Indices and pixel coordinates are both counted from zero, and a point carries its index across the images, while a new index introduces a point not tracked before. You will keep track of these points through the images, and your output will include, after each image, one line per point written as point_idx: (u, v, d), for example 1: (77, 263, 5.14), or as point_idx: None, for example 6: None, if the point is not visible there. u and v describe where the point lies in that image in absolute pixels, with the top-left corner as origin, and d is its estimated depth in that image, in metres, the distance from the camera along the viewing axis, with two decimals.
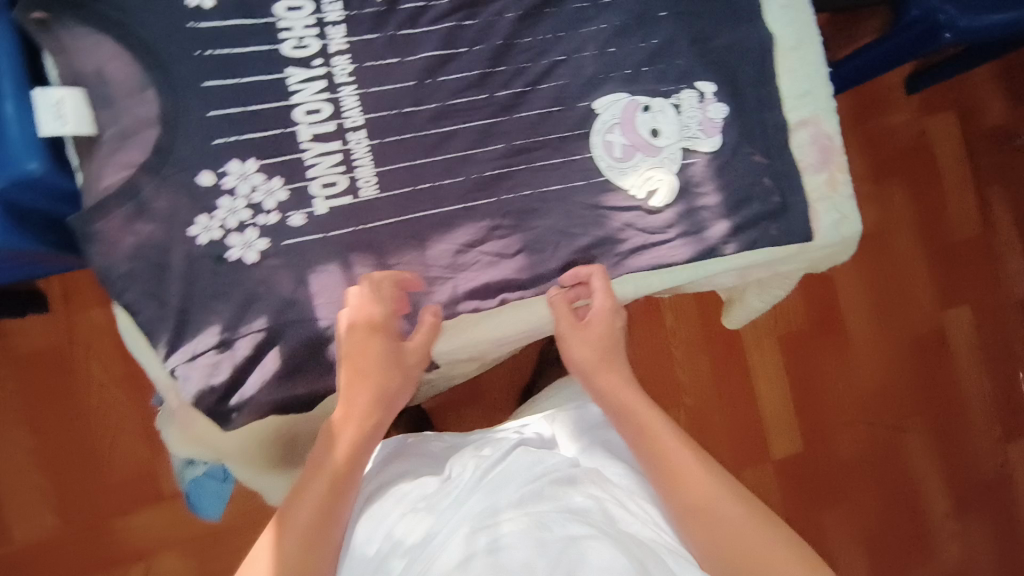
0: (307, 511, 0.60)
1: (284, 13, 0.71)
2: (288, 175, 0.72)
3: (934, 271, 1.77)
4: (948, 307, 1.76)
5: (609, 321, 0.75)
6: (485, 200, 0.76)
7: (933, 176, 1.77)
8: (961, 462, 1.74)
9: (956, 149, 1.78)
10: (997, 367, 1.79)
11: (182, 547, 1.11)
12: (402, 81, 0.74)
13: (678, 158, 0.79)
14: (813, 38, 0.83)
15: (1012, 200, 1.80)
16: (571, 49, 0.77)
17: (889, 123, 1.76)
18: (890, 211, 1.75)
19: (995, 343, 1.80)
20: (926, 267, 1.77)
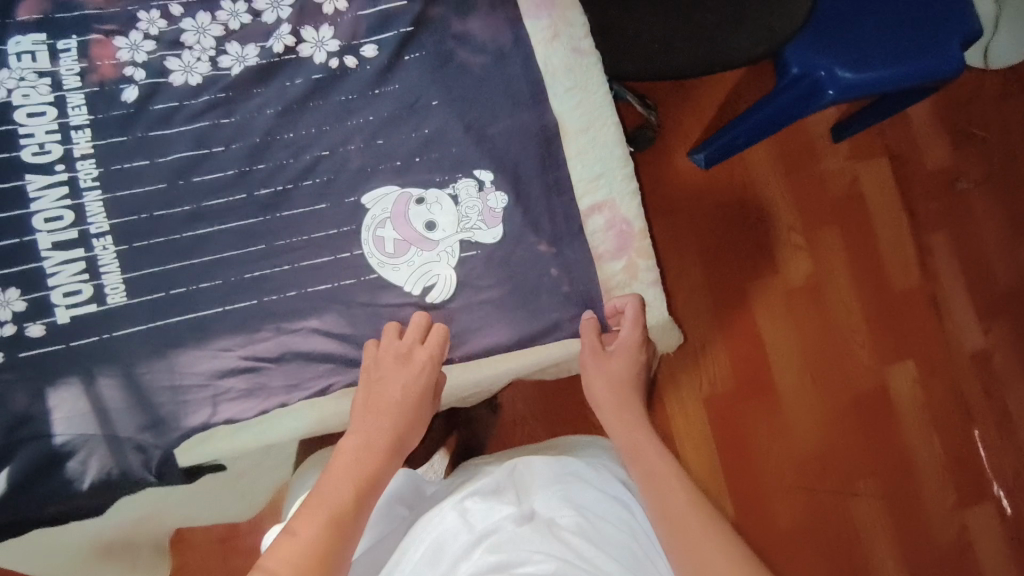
0: (326, 515, 0.58)
1: (25, 120, 0.69)
2: (25, 285, 0.68)
3: (873, 322, 1.47)
4: (890, 361, 1.46)
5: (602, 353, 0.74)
6: (245, 304, 0.71)
7: (863, 222, 1.50)
8: (914, 540, 1.41)
9: (888, 196, 1.52)
10: (952, 435, 1.47)
11: None
12: (153, 183, 0.71)
13: (456, 250, 0.73)
14: (605, 120, 0.80)
15: (952, 248, 1.53)
16: (335, 142, 0.73)
17: (818, 170, 1.50)
18: (817, 256, 1.47)
19: (953, 411, 1.48)
20: (862, 319, 1.47)
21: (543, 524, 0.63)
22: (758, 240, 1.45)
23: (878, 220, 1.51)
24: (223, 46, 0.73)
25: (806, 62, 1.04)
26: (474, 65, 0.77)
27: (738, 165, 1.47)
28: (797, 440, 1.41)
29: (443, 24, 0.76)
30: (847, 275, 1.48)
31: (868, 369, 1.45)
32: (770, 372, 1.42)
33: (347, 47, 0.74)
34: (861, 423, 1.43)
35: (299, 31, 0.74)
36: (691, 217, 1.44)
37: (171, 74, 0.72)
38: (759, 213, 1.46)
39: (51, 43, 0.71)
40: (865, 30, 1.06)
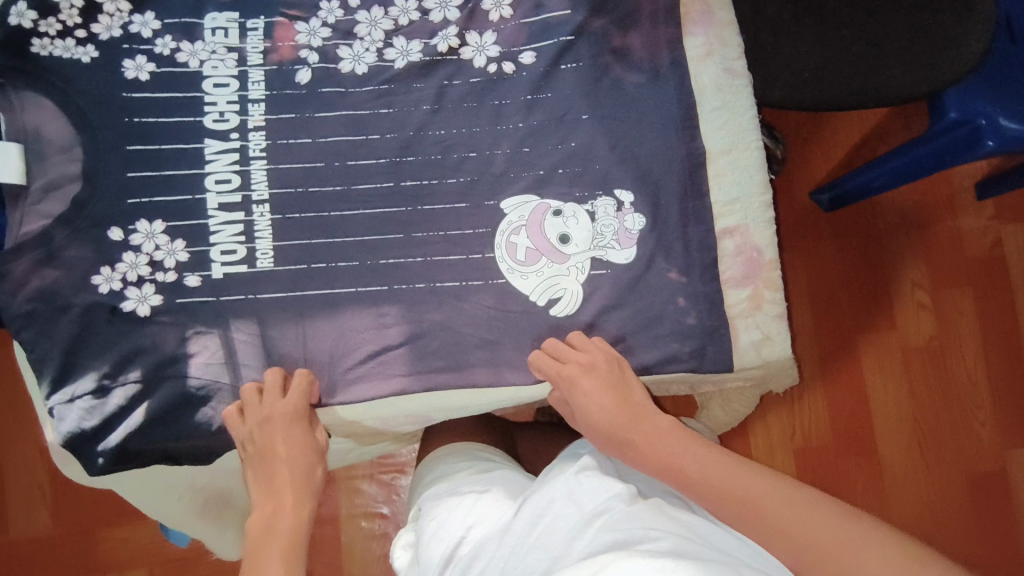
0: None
1: (211, 89, 0.76)
2: (191, 239, 0.75)
3: (998, 399, 1.35)
4: (1013, 444, 1.33)
5: (585, 366, 0.70)
6: (375, 287, 0.75)
7: (1000, 290, 1.38)
8: None
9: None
10: None
11: (150, 566, 1.12)
12: (312, 160, 0.76)
13: (586, 268, 0.75)
14: (749, 146, 0.77)
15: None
16: (484, 146, 0.76)
17: (957, 229, 1.38)
18: (943, 319, 1.36)
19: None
20: (987, 395, 1.35)
21: (656, 505, 0.60)
22: (878, 294, 1.36)
23: (1018, 290, 1.38)
24: (390, 40, 0.78)
25: (967, 109, 0.96)
26: (625, 79, 0.77)
27: (866, 213, 1.38)
28: (896, 511, 1.30)
29: (601, 35, 0.76)
30: (977, 348, 1.36)
31: (988, 450, 1.33)
32: (873, 435, 1.32)
33: (507, 53, 0.77)
34: (973, 508, 1.31)
35: (464, 34, 0.78)
36: (807, 261, 1.37)
37: (341, 61, 0.77)
38: (883, 265, 1.37)
39: (242, 22, 0.77)
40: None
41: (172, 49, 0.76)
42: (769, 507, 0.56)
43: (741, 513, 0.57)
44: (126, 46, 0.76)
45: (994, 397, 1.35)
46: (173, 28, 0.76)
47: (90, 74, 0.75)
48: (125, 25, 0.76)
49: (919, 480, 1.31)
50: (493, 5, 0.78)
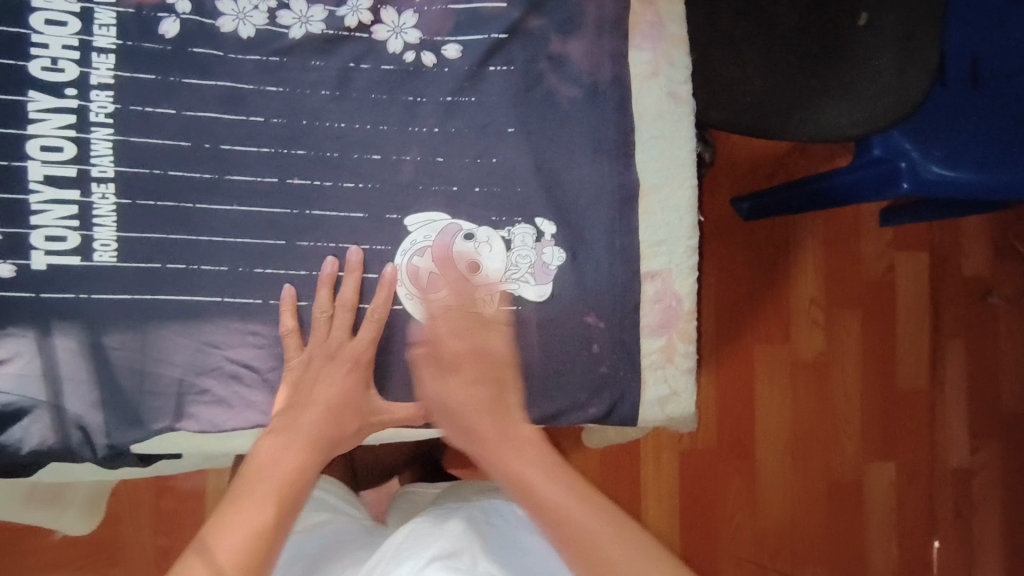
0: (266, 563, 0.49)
1: (42, 27, 0.59)
2: (3, 217, 0.59)
3: (868, 417, 1.37)
4: (874, 459, 1.36)
5: (477, 354, 0.62)
6: (244, 299, 0.63)
7: (887, 312, 1.38)
8: None
9: (919, 291, 1.38)
10: (913, 549, 1.38)
11: None
12: (174, 137, 0.62)
13: (496, 302, 0.67)
14: (685, 183, 0.70)
15: (967, 363, 1.39)
16: (389, 148, 0.65)
17: (858, 251, 1.36)
18: (831, 336, 1.35)
19: (920, 523, 1.38)
20: (857, 412, 1.36)
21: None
22: (777, 308, 1.33)
23: (905, 314, 1.38)
24: (286, 0, 0.64)
25: (889, 148, 0.88)
26: (559, 92, 0.67)
27: (779, 226, 1.34)
28: (759, 514, 1.32)
29: (540, 38, 0.66)
30: (858, 364, 1.36)
31: (850, 461, 1.36)
32: (752, 445, 1.32)
33: (428, 41, 0.65)
34: (829, 514, 1.34)
35: (379, 10, 0.65)
36: (720, 266, 1.33)
37: (221, 18, 0.62)
38: (785, 277, 1.34)
39: None
40: (962, 128, 0.88)
41: None
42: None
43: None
44: None
45: (865, 412, 1.37)
46: None
47: None
48: None
49: (785, 486, 1.33)
50: None
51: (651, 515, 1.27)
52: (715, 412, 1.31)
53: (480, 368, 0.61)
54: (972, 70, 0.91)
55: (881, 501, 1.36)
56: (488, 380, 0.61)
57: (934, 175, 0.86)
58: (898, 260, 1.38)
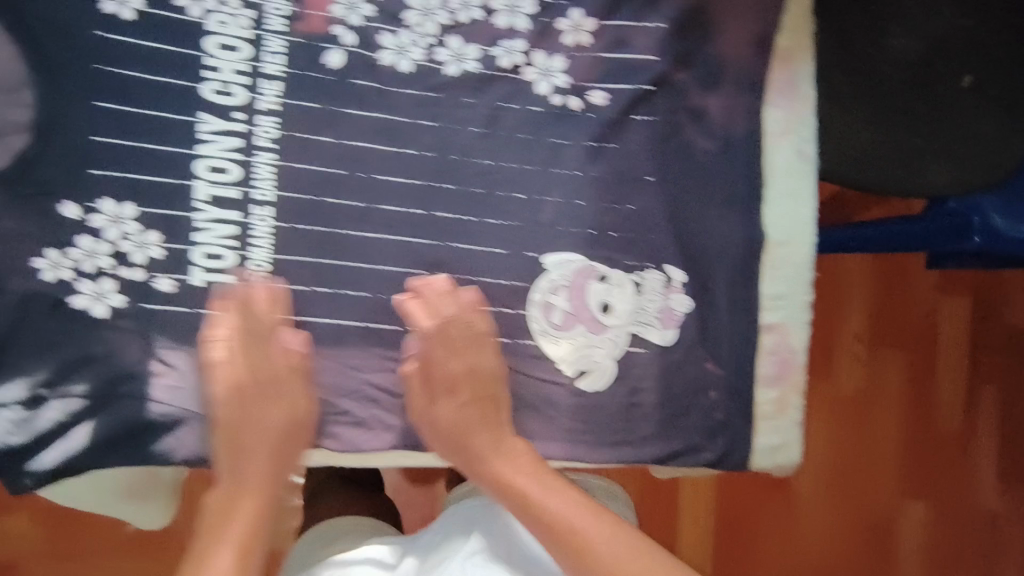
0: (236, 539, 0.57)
1: (215, 50, 0.61)
2: (169, 232, 0.62)
3: (911, 460, 1.32)
4: (910, 498, 1.32)
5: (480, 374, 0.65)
6: (385, 326, 0.65)
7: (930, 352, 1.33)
8: None
9: (962, 334, 1.33)
10: None
11: (34, 512, 1.00)
12: (330, 165, 0.64)
13: (623, 343, 0.70)
14: (809, 240, 0.71)
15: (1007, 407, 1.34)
16: (533, 189, 0.67)
17: (908, 291, 1.32)
18: (874, 375, 1.32)
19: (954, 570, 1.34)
20: (896, 453, 1.32)
21: None
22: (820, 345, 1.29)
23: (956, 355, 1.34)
24: (444, 37, 0.65)
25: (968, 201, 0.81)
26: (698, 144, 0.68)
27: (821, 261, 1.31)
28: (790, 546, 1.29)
29: (683, 91, 0.67)
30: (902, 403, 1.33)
31: (886, 500, 1.32)
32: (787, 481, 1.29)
33: (577, 86, 0.66)
34: (860, 552, 1.31)
35: (531, 51, 0.66)
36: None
37: (381, 51, 0.64)
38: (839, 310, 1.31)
39: None
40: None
41: None
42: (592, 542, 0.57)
43: (571, 547, 0.58)
44: None
45: (906, 453, 1.33)
46: None
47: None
48: None
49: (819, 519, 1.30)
50: (571, 26, 0.66)
51: (681, 537, 1.26)
52: None
53: (473, 385, 0.65)
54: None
55: (915, 544, 1.32)
56: (479, 398, 0.65)
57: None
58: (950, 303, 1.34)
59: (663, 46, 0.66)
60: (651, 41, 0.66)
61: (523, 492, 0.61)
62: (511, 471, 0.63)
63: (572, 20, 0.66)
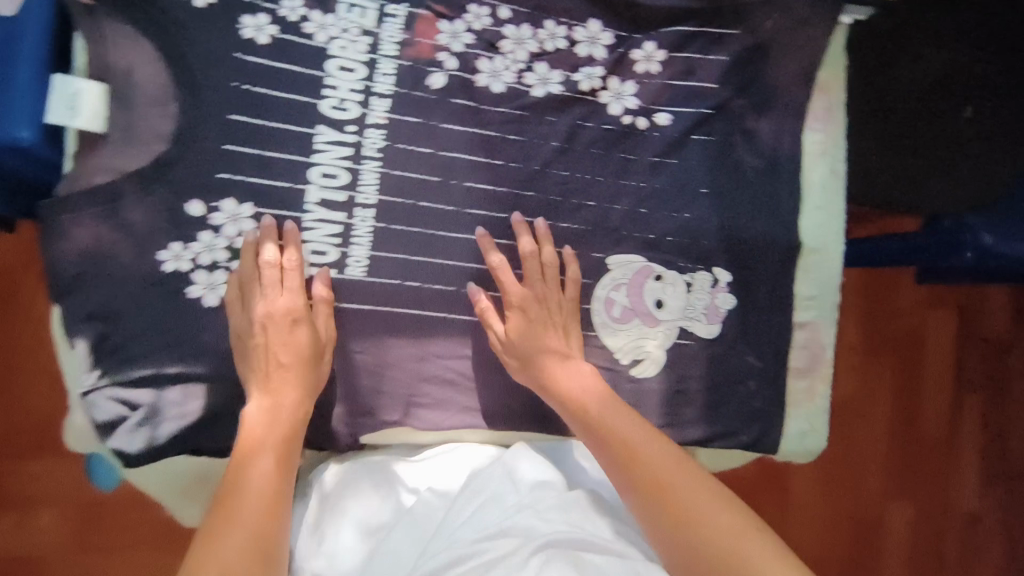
0: (250, 517, 0.56)
1: (335, 71, 0.69)
2: (281, 231, 0.68)
3: (892, 462, 1.39)
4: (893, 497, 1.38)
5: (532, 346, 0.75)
6: (462, 317, 0.74)
7: (917, 367, 1.40)
8: None
9: (947, 345, 1.40)
10: None
11: (65, 508, 1.02)
12: (428, 173, 0.72)
13: (674, 335, 0.78)
14: (836, 249, 0.82)
15: (986, 411, 1.41)
16: (603, 197, 0.76)
17: (891, 299, 1.39)
18: (868, 380, 1.38)
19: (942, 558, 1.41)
20: (884, 452, 1.39)
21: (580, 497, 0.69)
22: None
23: (928, 364, 1.40)
24: (532, 63, 0.74)
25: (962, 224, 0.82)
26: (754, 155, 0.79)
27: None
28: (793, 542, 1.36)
29: (738, 115, 0.77)
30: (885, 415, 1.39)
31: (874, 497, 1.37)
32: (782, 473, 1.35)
33: (645, 108, 0.76)
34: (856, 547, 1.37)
35: (607, 76, 0.75)
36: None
37: (478, 75, 0.72)
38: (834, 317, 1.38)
39: (381, 4, 0.70)
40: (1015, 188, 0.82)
41: (301, 16, 0.68)
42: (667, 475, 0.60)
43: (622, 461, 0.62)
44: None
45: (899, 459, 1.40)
46: None
47: (204, 25, 0.66)
48: None
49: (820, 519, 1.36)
50: (645, 54, 0.75)
51: None
52: None
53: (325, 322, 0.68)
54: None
55: (897, 539, 1.38)
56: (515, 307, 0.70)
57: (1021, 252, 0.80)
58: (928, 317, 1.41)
59: (723, 74, 0.75)
60: (714, 71, 0.75)
61: (626, 449, 0.63)
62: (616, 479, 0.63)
63: (645, 51, 0.75)
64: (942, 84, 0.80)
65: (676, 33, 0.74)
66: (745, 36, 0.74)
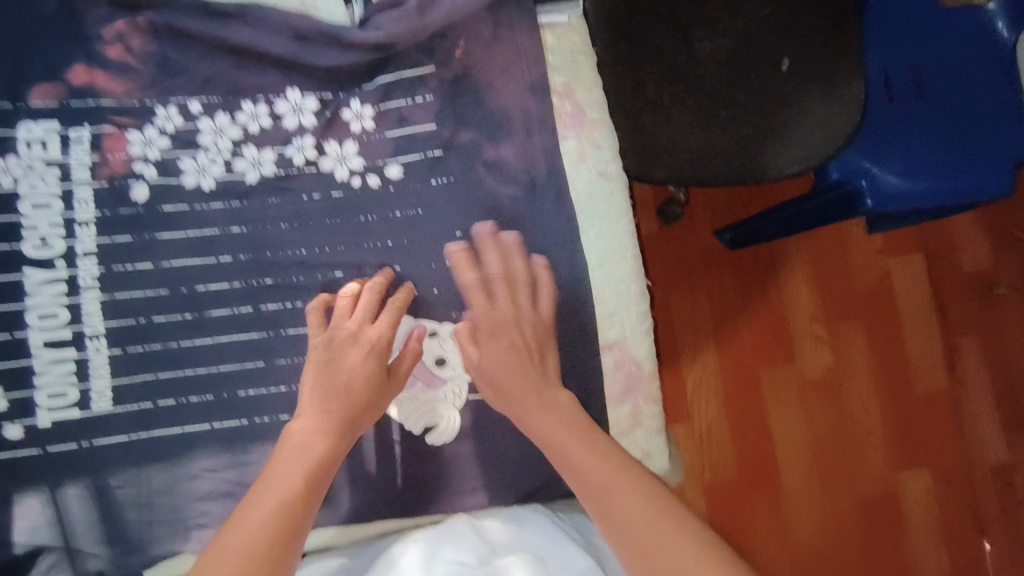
0: (271, 516, 0.53)
1: (30, 211, 0.67)
2: (9, 384, 0.66)
3: (890, 431, 1.28)
4: (901, 466, 1.27)
5: None
6: (231, 421, 0.68)
7: (894, 324, 1.30)
8: None
9: (922, 295, 1.30)
10: (964, 549, 1.27)
11: None
12: (155, 287, 0.69)
13: (465, 391, 0.73)
14: (627, 255, 0.76)
15: (989, 355, 1.30)
16: (350, 264, 0.72)
17: (847, 261, 1.29)
18: (838, 351, 1.28)
19: (981, 523, 1.27)
20: (877, 423, 1.28)
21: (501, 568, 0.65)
22: (777, 330, 1.27)
23: (905, 318, 1.30)
24: (239, 149, 0.71)
25: (846, 169, 0.94)
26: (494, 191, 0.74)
27: (764, 252, 1.28)
28: (797, 542, 1.23)
29: (473, 147, 0.74)
30: (868, 381, 1.28)
31: (878, 472, 1.26)
32: (767, 470, 1.24)
33: (371, 165, 0.73)
34: (868, 530, 1.25)
35: (323, 144, 0.73)
36: (707, 302, 1.26)
37: (183, 175, 0.70)
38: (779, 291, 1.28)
39: (64, 132, 0.68)
40: (912, 139, 0.96)
41: None
42: (621, 498, 0.57)
43: (590, 493, 0.59)
44: None
45: (895, 423, 1.28)
46: None
47: None
48: None
49: (819, 507, 1.24)
50: (354, 113, 0.73)
51: None
52: (738, 424, 1.25)
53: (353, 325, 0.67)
54: (915, 77, 0.99)
55: (918, 512, 1.26)
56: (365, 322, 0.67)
57: (889, 186, 0.93)
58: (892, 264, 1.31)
59: (437, 114, 0.73)
60: (426, 113, 0.73)
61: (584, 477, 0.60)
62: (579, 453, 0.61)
63: (354, 109, 0.73)
64: (745, 61, 0.96)
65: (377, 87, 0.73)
66: (440, 72, 0.73)
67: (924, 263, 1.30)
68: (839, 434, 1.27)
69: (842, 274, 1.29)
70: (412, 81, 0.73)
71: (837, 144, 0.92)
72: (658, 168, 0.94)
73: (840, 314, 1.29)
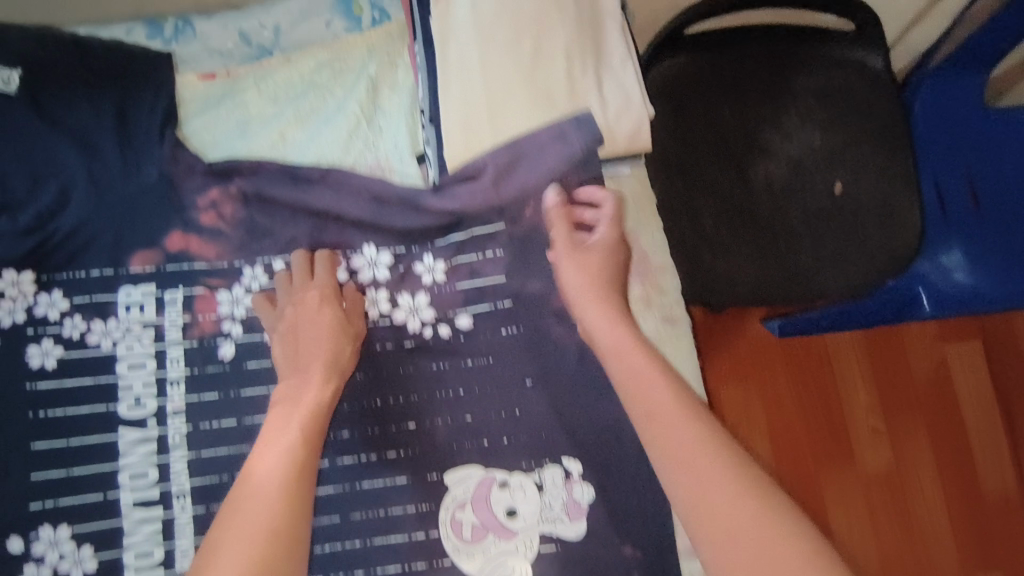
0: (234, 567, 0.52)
1: (126, 372, 0.71)
2: (101, 543, 0.68)
3: (957, 527, 1.29)
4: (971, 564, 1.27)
5: None
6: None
7: (950, 409, 1.33)
8: None
9: (981, 389, 1.33)
10: None
11: None
12: (238, 444, 0.71)
13: (536, 544, 0.72)
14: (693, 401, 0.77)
15: None
16: (423, 415, 0.74)
17: (902, 354, 1.33)
18: (901, 447, 1.30)
19: None
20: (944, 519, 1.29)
21: None
22: (835, 421, 1.29)
23: (962, 404, 1.33)
24: None
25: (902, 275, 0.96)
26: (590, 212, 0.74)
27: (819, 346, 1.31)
28: None
29: (541, 298, 0.75)
30: (932, 476, 1.30)
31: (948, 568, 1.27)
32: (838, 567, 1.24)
33: (442, 316, 0.75)
34: None
35: (395, 296, 0.75)
36: (762, 396, 1.28)
37: (267, 331, 0.73)
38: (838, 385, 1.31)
39: (160, 296, 0.72)
40: (973, 229, 0.95)
41: (83, 330, 0.71)
42: (735, 526, 0.52)
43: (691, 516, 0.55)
44: (30, 331, 0.70)
45: (961, 519, 1.29)
46: (85, 306, 0.71)
47: None
48: (29, 307, 0.70)
49: None
50: (426, 266, 0.75)
51: None
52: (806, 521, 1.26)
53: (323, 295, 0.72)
54: (970, 189, 0.97)
55: None
56: (332, 302, 0.72)
57: (953, 286, 0.93)
58: (949, 357, 1.34)
59: (508, 267, 0.75)
60: (497, 266, 0.75)
61: (686, 488, 0.56)
62: (670, 426, 0.59)
63: (426, 263, 0.75)
64: (798, 187, 0.96)
65: (450, 243, 0.76)
66: (511, 228, 0.75)
67: (982, 357, 1.33)
68: (908, 531, 1.27)
69: (901, 368, 1.33)
70: (483, 237, 0.75)
71: (899, 266, 0.90)
72: (717, 296, 0.97)
73: (901, 408, 1.32)
